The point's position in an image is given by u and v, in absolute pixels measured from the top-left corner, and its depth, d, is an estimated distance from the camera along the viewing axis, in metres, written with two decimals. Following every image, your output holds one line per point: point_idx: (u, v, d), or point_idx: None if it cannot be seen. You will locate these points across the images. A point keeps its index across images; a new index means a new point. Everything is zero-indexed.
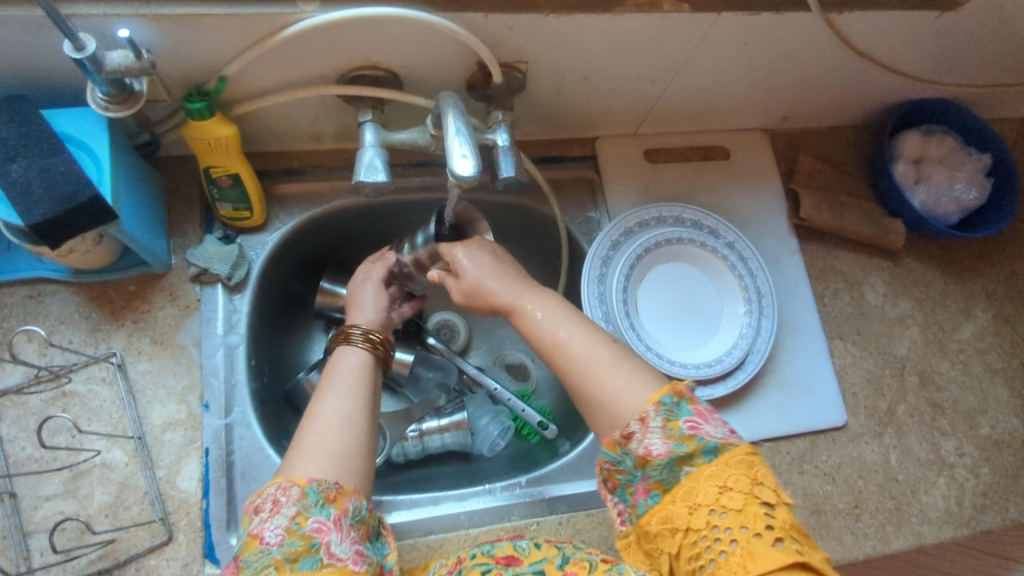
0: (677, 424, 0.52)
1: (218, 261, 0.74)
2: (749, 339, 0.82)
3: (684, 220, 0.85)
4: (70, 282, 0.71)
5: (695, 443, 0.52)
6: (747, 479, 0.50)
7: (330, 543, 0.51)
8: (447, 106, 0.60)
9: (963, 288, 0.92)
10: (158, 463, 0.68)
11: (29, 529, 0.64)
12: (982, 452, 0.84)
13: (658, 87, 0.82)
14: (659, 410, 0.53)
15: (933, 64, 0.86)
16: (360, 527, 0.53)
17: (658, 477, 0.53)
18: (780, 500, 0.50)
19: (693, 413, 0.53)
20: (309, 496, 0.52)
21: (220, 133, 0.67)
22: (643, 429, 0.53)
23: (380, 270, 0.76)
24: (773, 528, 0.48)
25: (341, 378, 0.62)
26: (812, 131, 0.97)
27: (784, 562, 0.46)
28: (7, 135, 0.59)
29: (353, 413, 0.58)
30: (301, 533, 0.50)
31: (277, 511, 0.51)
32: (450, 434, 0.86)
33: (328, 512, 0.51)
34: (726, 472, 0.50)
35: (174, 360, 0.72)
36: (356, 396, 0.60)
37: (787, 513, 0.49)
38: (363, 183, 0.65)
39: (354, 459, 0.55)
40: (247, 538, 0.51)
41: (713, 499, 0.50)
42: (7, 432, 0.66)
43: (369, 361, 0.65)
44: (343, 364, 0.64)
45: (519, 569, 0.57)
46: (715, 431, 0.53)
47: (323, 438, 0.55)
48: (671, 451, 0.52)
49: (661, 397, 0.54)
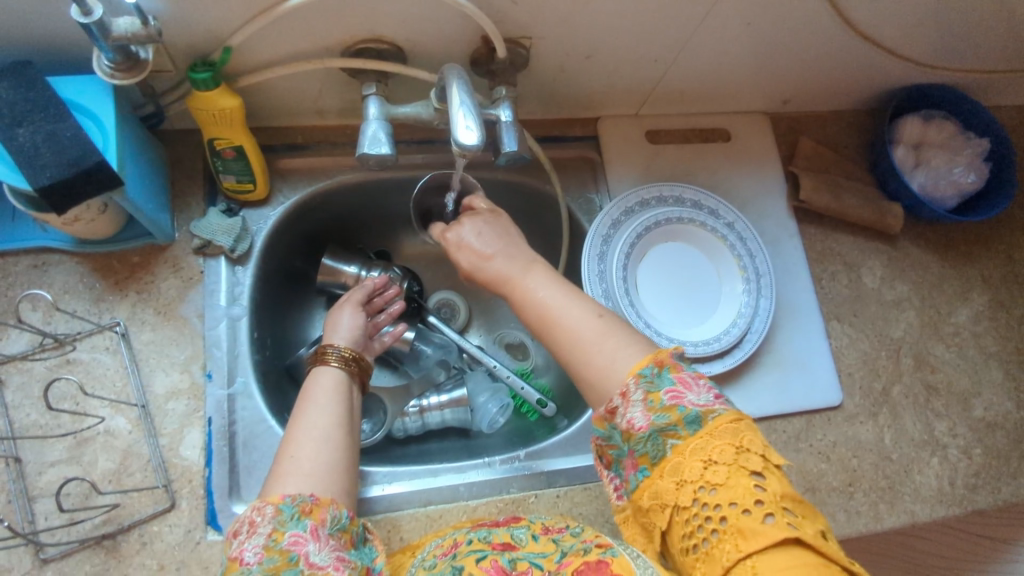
0: (658, 396, 0.53)
1: (221, 234, 0.74)
2: (747, 318, 0.83)
3: (684, 201, 0.86)
4: (74, 251, 0.72)
5: (677, 413, 0.52)
6: (732, 449, 0.50)
7: (308, 554, 0.50)
8: (452, 78, 0.60)
9: (960, 272, 0.93)
10: (161, 431, 0.69)
11: (34, 494, 0.65)
12: (976, 434, 0.85)
13: (660, 67, 0.82)
14: (638, 383, 0.54)
15: (934, 49, 0.87)
16: (341, 535, 0.53)
17: (642, 451, 0.53)
18: (767, 466, 0.50)
19: (675, 381, 0.54)
20: (284, 511, 0.51)
21: (224, 105, 0.67)
22: (625, 403, 0.54)
23: (359, 292, 0.78)
24: (763, 502, 0.48)
25: (314, 399, 0.62)
26: (813, 114, 0.97)
27: (777, 538, 0.46)
28: (13, 100, 0.59)
29: (327, 430, 0.59)
30: (279, 548, 0.50)
31: (253, 531, 0.51)
32: (449, 410, 0.86)
33: (304, 525, 0.51)
34: (710, 445, 0.51)
35: (177, 332, 0.72)
36: (333, 414, 0.61)
37: (779, 484, 0.49)
38: (366, 156, 0.65)
39: (333, 477, 0.56)
40: (226, 563, 0.51)
41: (699, 474, 0.50)
42: (12, 398, 0.67)
43: (343, 382, 0.66)
44: (318, 385, 0.64)
45: (515, 554, 0.57)
46: (699, 398, 0.53)
47: (298, 459, 0.56)
48: (652, 423, 0.52)
49: (642, 369, 0.55)
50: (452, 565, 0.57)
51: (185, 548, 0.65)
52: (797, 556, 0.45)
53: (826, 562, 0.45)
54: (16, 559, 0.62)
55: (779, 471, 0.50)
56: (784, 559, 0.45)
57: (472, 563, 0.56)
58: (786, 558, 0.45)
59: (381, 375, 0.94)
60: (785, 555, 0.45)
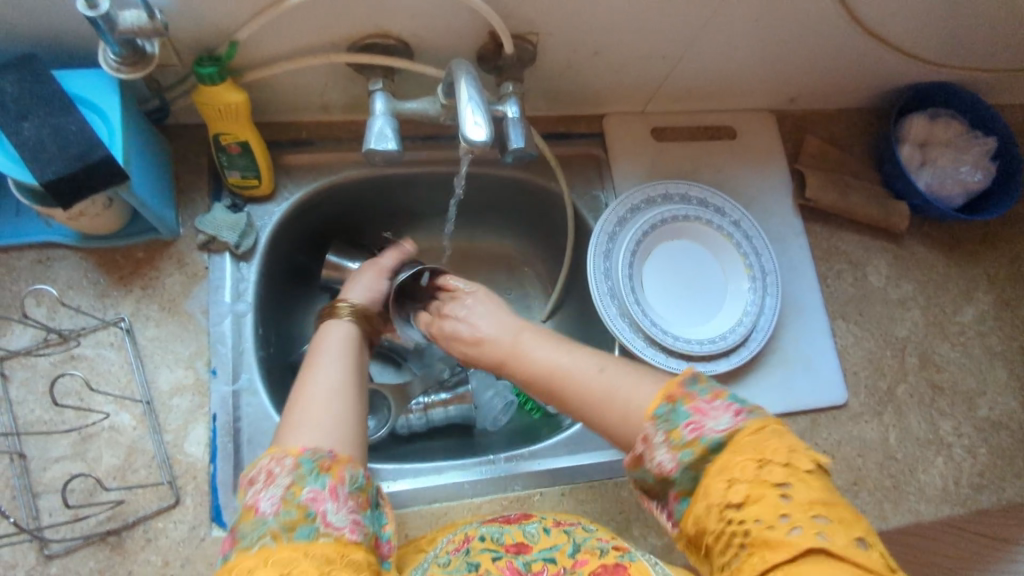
0: (678, 433, 0.49)
1: (226, 229, 0.74)
2: (753, 316, 0.83)
3: (690, 198, 0.86)
4: (78, 247, 0.72)
5: (700, 445, 0.48)
6: (753, 463, 0.46)
7: (326, 513, 0.50)
8: (460, 73, 0.60)
9: (965, 271, 0.92)
10: (165, 427, 0.68)
11: (38, 489, 0.64)
12: (980, 433, 0.85)
13: (666, 64, 0.82)
14: (656, 425, 0.51)
15: (942, 47, 0.86)
16: (359, 496, 0.52)
17: (678, 486, 0.49)
18: (794, 474, 0.45)
19: (691, 413, 0.50)
20: (304, 465, 0.51)
21: (230, 100, 0.67)
22: (648, 447, 0.50)
23: (387, 261, 0.81)
24: (789, 514, 0.43)
25: (325, 354, 0.63)
26: (819, 112, 0.97)
27: (803, 550, 0.42)
28: (18, 93, 0.59)
29: (339, 385, 0.59)
30: (296, 502, 0.49)
31: (271, 481, 0.50)
32: (454, 407, 0.87)
33: (323, 482, 0.51)
34: (732, 462, 0.46)
35: (181, 327, 0.72)
36: (344, 368, 0.62)
37: (807, 491, 0.44)
38: (372, 152, 0.65)
39: (346, 430, 0.56)
40: (242, 510, 0.50)
41: (722, 495, 0.46)
42: (15, 393, 0.67)
43: (354, 337, 0.67)
44: (327, 340, 0.65)
45: (529, 556, 0.58)
46: (719, 423, 0.49)
47: (312, 412, 0.56)
48: (680, 462, 0.48)
49: (655, 409, 0.52)
50: (467, 562, 0.57)
51: (190, 544, 0.65)
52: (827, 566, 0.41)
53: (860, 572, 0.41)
54: (21, 555, 0.62)
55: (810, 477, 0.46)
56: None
57: (489, 562, 0.56)
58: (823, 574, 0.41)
59: (383, 371, 0.94)
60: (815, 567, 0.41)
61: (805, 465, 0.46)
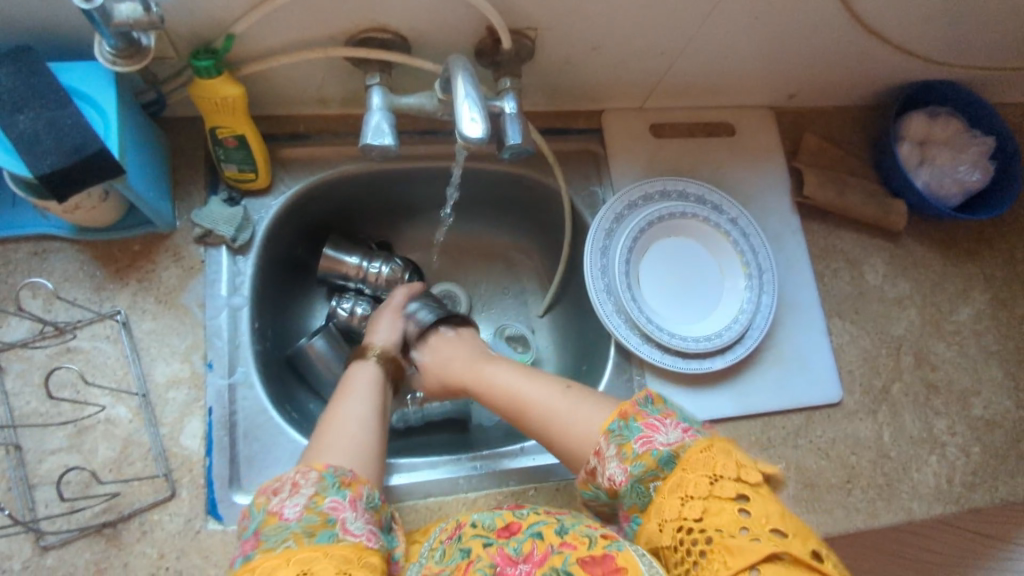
0: (630, 446, 0.58)
1: (223, 223, 0.74)
2: (749, 314, 0.83)
3: (688, 195, 0.86)
4: (74, 239, 0.72)
5: (650, 458, 0.56)
6: (706, 480, 0.52)
7: (345, 520, 0.55)
8: (457, 69, 0.60)
9: (963, 271, 0.93)
10: (161, 420, 0.69)
11: (34, 481, 0.65)
12: (974, 432, 0.85)
13: (666, 60, 0.82)
14: (610, 439, 0.59)
15: (942, 45, 0.86)
16: (373, 514, 0.58)
17: (631, 502, 0.57)
18: (746, 489, 0.50)
19: (643, 428, 0.58)
20: (326, 478, 0.57)
21: (227, 93, 0.67)
22: (602, 462, 0.59)
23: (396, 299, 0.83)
24: (748, 527, 0.48)
25: (354, 388, 0.70)
26: (818, 110, 0.97)
27: (764, 554, 0.45)
28: (14, 85, 0.58)
29: (365, 417, 0.66)
30: (318, 509, 0.55)
31: (296, 491, 0.56)
32: (450, 401, 0.88)
33: (343, 494, 0.57)
34: (684, 480, 0.53)
35: (178, 320, 0.72)
36: (371, 401, 0.69)
37: (762, 506, 0.49)
38: (369, 147, 0.64)
39: (365, 458, 0.62)
40: (265, 516, 0.55)
41: (677, 511, 0.52)
42: (12, 385, 0.67)
43: (380, 381, 0.73)
44: (355, 380, 0.72)
45: (519, 537, 0.58)
46: (667, 438, 0.57)
47: (339, 437, 0.63)
48: (631, 473, 0.56)
49: (610, 425, 0.60)
50: (458, 548, 0.59)
51: (185, 537, 0.65)
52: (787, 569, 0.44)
53: None
54: (17, 546, 0.63)
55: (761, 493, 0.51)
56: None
57: (479, 547, 0.58)
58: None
59: None
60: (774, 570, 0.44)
61: (753, 478, 0.51)
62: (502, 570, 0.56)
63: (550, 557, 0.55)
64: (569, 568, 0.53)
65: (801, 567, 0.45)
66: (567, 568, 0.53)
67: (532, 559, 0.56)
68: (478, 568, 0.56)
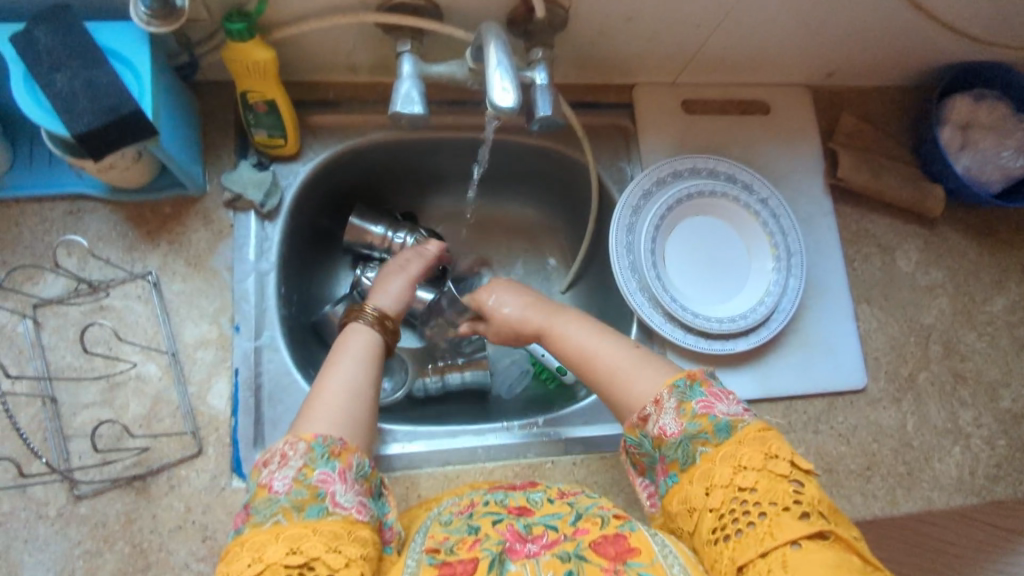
0: (690, 405, 0.58)
1: (251, 188, 0.75)
2: (775, 296, 0.81)
3: (718, 173, 0.84)
4: (107, 199, 0.73)
5: (706, 420, 0.57)
6: (761, 455, 0.54)
7: (335, 493, 0.55)
8: (489, 36, 0.59)
9: (998, 260, 0.90)
10: (189, 379, 0.70)
11: (69, 433, 0.67)
12: (1001, 425, 0.84)
13: (701, 34, 0.80)
14: (672, 393, 0.60)
15: (992, 24, 0.83)
16: (364, 482, 0.57)
17: (673, 456, 0.58)
18: (797, 470, 0.53)
19: (706, 393, 0.59)
20: (315, 449, 0.56)
21: (259, 58, 0.67)
22: (657, 412, 0.60)
23: (417, 265, 0.79)
24: (801, 505, 0.51)
25: (347, 350, 0.67)
26: (857, 89, 0.94)
27: (812, 533, 0.50)
28: (51, 43, 0.59)
29: (357, 386, 0.63)
30: (307, 483, 0.54)
31: (285, 463, 0.55)
32: (469, 371, 0.88)
33: (333, 465, 0.56)
34: (739, 451, 0.54)
35: (206, 283, 0.73)
36: (363, 370, 0.65)
37: (815, 489, 0.52)
38: (399, 115, 0.64)
39: (358, 429, 0.60)
40: (257, 488, 0.55)
41: (729, 478, 0.54)
42: (48, 340, 0.69)
43: (374, 348, 0.68)
44: (352, 341, 0.68)
45: (531, 520, 0.57)
46: (728, 409, 0.58)
47: (328, 404, 0.60)
48: (684, 429, 0.57)
49: (676, 380, 0.60)
50: (468, 524, 0.58)
51: (211, 493, 0.67)
52: (830, 551, 0.49)
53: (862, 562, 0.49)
54: (52, 493, 0.65)
55: (810, 475, 0.54)
56: (821, 558, 0.48)
57: (489, 524, 0.57)
58: (821, 556, 0.48)
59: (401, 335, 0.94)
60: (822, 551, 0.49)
61: (805, 465, 0.54)
62: (511, 546, 0.54)
63: (561, 543, 0.54)
64: (582, 552, 0.53)
65: (842, 547, 0.49)
66: (581, 552, 0.53)
67: (541, 541, 0.55)
68: (485, 546, 0.54)
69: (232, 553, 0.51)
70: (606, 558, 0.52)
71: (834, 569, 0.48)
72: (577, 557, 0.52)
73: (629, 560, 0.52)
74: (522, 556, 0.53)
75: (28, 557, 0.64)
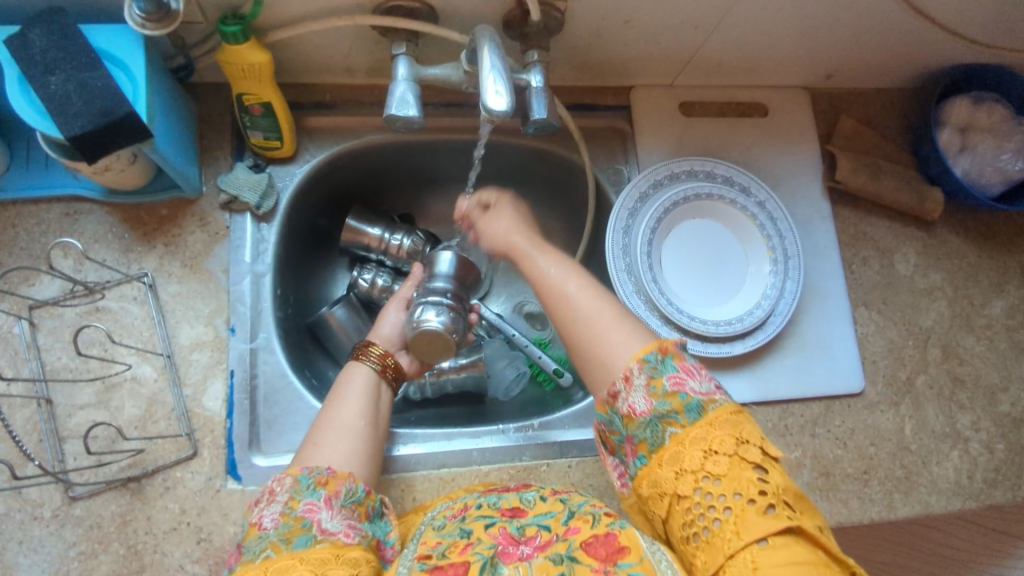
0: (661, 381, 0.56)
1: (247, 190, 0.75)
2: (772, 299, 0.81)
3: (715, 176, 0.84)
4: (104, 201, 0.73)
5: (678, 399, 0.55)
6: (731, 440, 0.53)
7: (321, 520, 0.55)
8: (483, 39, 0.59)
9: (998, 263, 0.90)
10: (185, 380, 0.70)
11: (64, 435, 0.67)
12: (999, 429, 0.83)
13: (698, 36, 0.79)
14: (643, 368, 0.57)
15: (991, 26, 0.82)
16: (355, 508, 0.57)
17: (642, 437, 0.56)
18: (765, 459, 0.53)
19: (678, 368, 0.57)
20: (301, 481, 0.56)
21: (254, 60, 0.67)
22: (627, 388, 0.57)
23: (408, 288, 0.80)
24: (766, 494, 0.51)
25: (344, 391, 0.66)
26: (856, 92, 0.94)
27: (777, 528, 0.50)
28: (46, 46, 0.59)
29: (351, 423, 0.63)
30: (294, 514, 0.54)
31: (272, 499, 0.56)
32: (466, 373, 0.87)
33: (318, 494, 0.56)
34: (710, 435, 0.53)
35: (202, 285, 0.73)
36: (358, 408, 0.65)
37: (779, 477, 0.52)
38: (394, 118, 0.64)
39: (355, 461, 0.61)
40: (248, 527, 0.55)
41: (699, 463, 0.53)
42: (44, 341, 0.69)
43: (373, 384, 0.68)
44: (348, 382, 0.67)
45: (524, 520, 0.57)
46: (699, 386, 0.56)
47: (319, 442, 0.61)
48: (654, 408, 0.55)
49: (645, 355, 0.58)
50: (461, 528, 0.57)
51: (206, 495, 0.67)
52: (794, 545, 0.49)
53: (822, 555, 0.49)
54: (47, 495, 0.65)
55: (777, 463, 0.54)
56: (786, 554, 0.49)
57: (482, 528, 0.56)
58: (787, 552, 0.49)
59: None
60: (787, 547, 0.49)
61: (771, 453, 0.54)
62: (503, 549, 0.54)
63: (553, 543, 0.54)
64: (574, 553, 0.53)
65: (805, 540, 0.50)
66: (572, 553, 0.53)
67: (534, 542, 0.54)
68: (477, 550, 0.54)
69: None
70: (598, 559, 0.52)
71: (797, 564, 0.48)
72: (569, 558, 0.52)
73: (619, 560, 0.52)
74: (515, 559, 0.53)
75: (24, 558, 0.64)
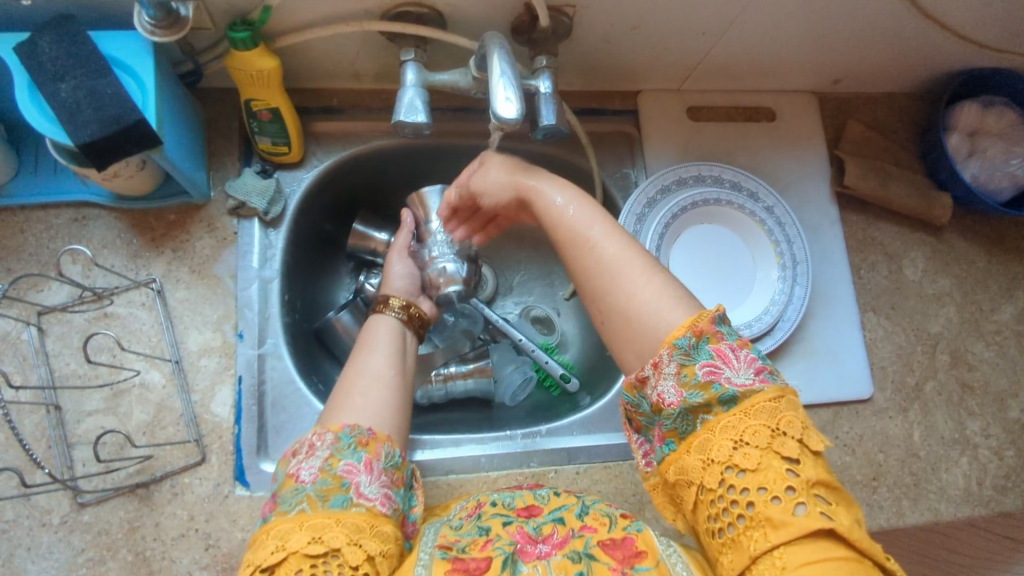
0: (693, 370, 0.52)
1: (256, 195, 0.74)
2: (781, 305, 0.81)
3: (723, 181, 0.84)
4: (112, 207, 0.73)
5: (711, 392, 0.51)
6: (766, 432, 0.50)
7: (359, 484, 0.54)
8: (493, 46, 0.59)
9: (1007, 269, 0.89)
10: (193, 387, 0.70)
11: (72, 441, 0.67)
12: (1009, 435, 0.83)
13: (707, 41, 0.79)
14: (672, 355, 0.53)
15: (1002, 31, 0.82)
16: (393, 472, 0.57)
17: (671, 425, 0.53)
18: (801, 453, 0.50)
19: (713, 355, 0.52)
20: (342, 440, 0.56)
21: (262, 66, 0.68)
22: (657, 375, 0.54)
23: (404, 237, 0.80)
24: (795, 490, 0.48)
25: (375, 342, 0.66)
26: (863, 97, 0.93)
27: (808, 528, 0.47)
28: (56, 54, 0.59)
29: (382, 373, 0.62)
30: (333, 473, 0.54)
31: (311, 453, 0.55)
32: (474, 379, 0.86)
33: (359, 456, 0.55)
34: (743, 424, 0.50)
35: (210, 290, 0.73)
36: (387, 359, 0.64)
37: (813, 471, 0.49)
38: (402, 124, 0.64)
39: (389, 415, 0.59)
40: (284, 478, 0.55)
41: (727, 455, 0.50)
42: (52, 347, 0.69)
43: (399, 333, 0.68)
44: (375, 335, 0.67)
45: (540, 519, 0.57)
46: (737, 376, 0.52)
47: (352, 394, 0.60)
48: (684, 400, 0.52)
49: (677, 340, 0.53)
50: (478, 526, 0.57)
51: (214, 501, 0.67)
52: (823, 547, 0.47)
53: (852, 555, 0.47)
54: (55, 502, 0.65)
55: (818, 455, 0.51)
56: (813, 557, 0.47)
57: (499, 526, 0.56)
58: (812, 552, 0.47)
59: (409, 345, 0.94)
60: (813, 547, 0.47)
61: (812, 446, 0.50)
62: (523, 547, 0.54)
63: (570, 540, 0.54)
64: (591, 550, 0.53)
65: (836, 541, 0.47)
66: (589, 550, 0.53)
67: (551, 540, 0.54)
68: (498, 546, 0.54)
69: (257, 541, 0.52)
70: (614, 559, 0.52)
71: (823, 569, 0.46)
72: (587, 556, 0.52)
73: (635, 563, 0.52)
74: (533, 557, 0.53)
75: (32, 565, 0.64)
